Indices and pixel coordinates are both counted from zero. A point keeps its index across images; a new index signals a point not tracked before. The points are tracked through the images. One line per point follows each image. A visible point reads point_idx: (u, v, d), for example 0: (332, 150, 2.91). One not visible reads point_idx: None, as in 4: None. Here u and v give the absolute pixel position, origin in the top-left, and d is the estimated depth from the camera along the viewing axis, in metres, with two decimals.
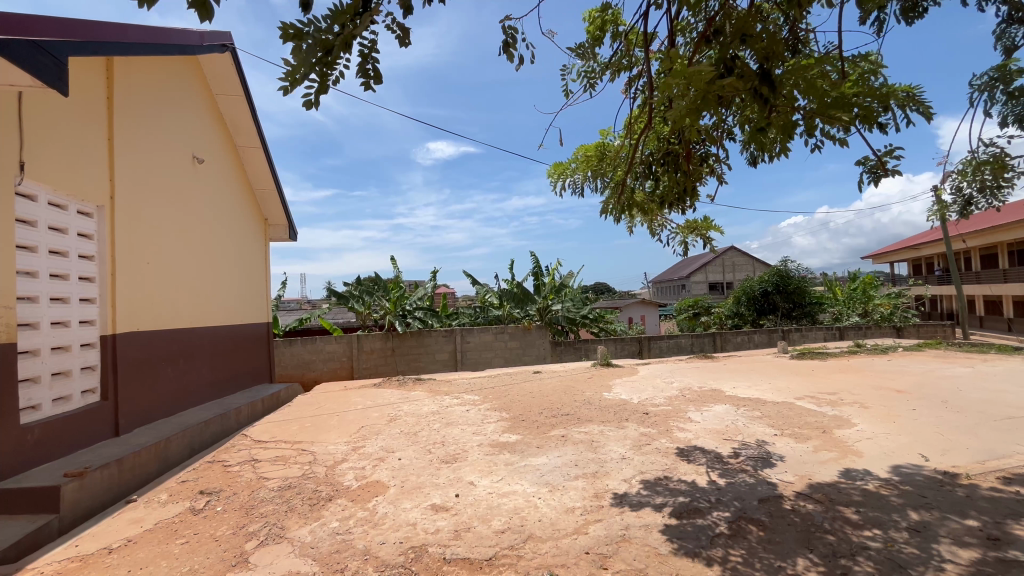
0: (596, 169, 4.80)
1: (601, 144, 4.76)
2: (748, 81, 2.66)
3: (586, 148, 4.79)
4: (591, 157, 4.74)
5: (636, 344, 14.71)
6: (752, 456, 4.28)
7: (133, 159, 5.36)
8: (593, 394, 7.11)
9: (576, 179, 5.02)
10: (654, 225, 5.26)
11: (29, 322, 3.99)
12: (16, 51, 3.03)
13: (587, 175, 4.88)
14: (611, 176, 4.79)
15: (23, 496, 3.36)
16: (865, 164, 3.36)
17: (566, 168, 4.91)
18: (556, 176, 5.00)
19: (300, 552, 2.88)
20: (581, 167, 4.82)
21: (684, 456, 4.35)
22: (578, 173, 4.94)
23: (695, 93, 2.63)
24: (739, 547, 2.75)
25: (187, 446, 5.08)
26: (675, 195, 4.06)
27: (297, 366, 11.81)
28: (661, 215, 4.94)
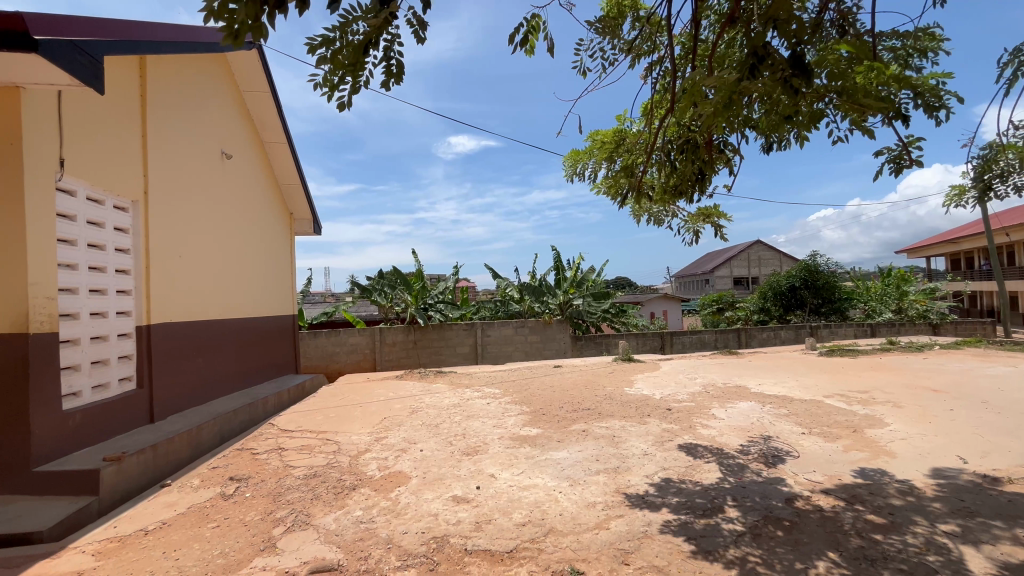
0: (613, 154, 4.68)
1: (618, 129, 4.66)
2: (776, 72, 2.56)
3: (602, 134, 4.68)
4: (607, 142, 4.67)
5: (657, 340, 14.50)
6: (764, 451, 4.26)
7: (165, 155, 5.50)
8: (614, 389, 7.05)
9: (591, 167, 4.94)
10: (663, 213, 5.17)
11: (70, 312, 4.14)
12: (52, 51, 3.19)
13: (603, 160, 4.80)
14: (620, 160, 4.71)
15: (65, 479, 3.52)
16: (889, 154, 3.39)
17: (581, 156, 4.85)
18: (570, 163, 4.94)
19: (325, 539, 2.95)
20: (597, 155, 4.76)
21: (686, 451, 4.30)
22: (592, 159, 4.86)
23: (723, 94, 2.64)
24: (759, 547, 2.70)
25: (217, 434, 5.24)
26: (689, 183, 4.08)
27: (320, 357, 12.05)
28: (670, 205, 4.90)
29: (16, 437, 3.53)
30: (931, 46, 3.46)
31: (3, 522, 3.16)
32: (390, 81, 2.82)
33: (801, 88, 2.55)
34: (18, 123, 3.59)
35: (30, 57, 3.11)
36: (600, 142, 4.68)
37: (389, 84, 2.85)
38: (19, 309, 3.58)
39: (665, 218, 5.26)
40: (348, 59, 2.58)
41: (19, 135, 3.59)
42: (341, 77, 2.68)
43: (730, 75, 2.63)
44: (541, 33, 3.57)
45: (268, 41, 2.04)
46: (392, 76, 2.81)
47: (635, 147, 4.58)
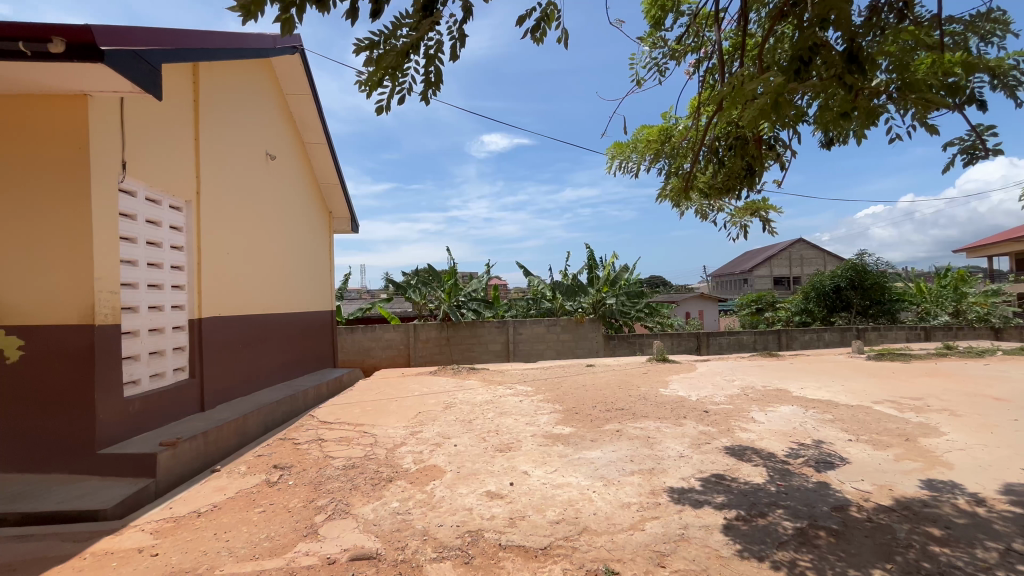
0: (658, 152, 4.69)
1: (664, 126, 4.66)
2: (830, 69, 2.50)
3: (648, 130, 4.70)
4: (654, 139, 4.65)
5: (693, 340, 14.18)
6: (809, 457, 4.10)
7: (215, 157, 5.77)
8: (648, 390, 6.93)
9: (633, 160, 4.94)
10: (708, 208, 5.06)
11: (131, 305, 4.42)
12: (117, 60, 3.41)
13: (647, 155, 4.80)
14: (670, 160, 4.69)
15: (125, 462, 3.76)
16: (960, 145, 3.18)
17: (625, 146, 4.83)
18: (613, 156, 4.92)
19: (364, 528, 3.03)
20: (641, 149, 4.78)
21: (725, 454, 4.19)
22: (637, 153, 4.87)
23: (768, 97, 2.56)
24: (809, 552, 2.63)
25: (261, 424, 5.47)
26: (737, 179, 4.00)
27: (357, 352, 12.39)
28: (715, 199, 4.78)
29: (83, 421, 3.79)
30: (1004, 24, 3.25)
31: (70, 500, 3.40)
32: (429, 90, 2.86)
33: (859, 82, 2.48)
34: (86, 129, 3.85)
35: (96, 65, 3.34)
36: (645, 138, 4.69)
37: (427, 93, 2.90)
38: (87, 303, 3.85)
39: (708, 214, 5.14)
40: (392, 64, 2.63)
41: (87, 140, 3.85)
42: (384, 82, 2.75)
43: (776, 77, 2.56)
44: (556, 23, 3.34)
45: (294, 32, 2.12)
46: (431, 85, 2.86)
47: (682, 144, 4.55)
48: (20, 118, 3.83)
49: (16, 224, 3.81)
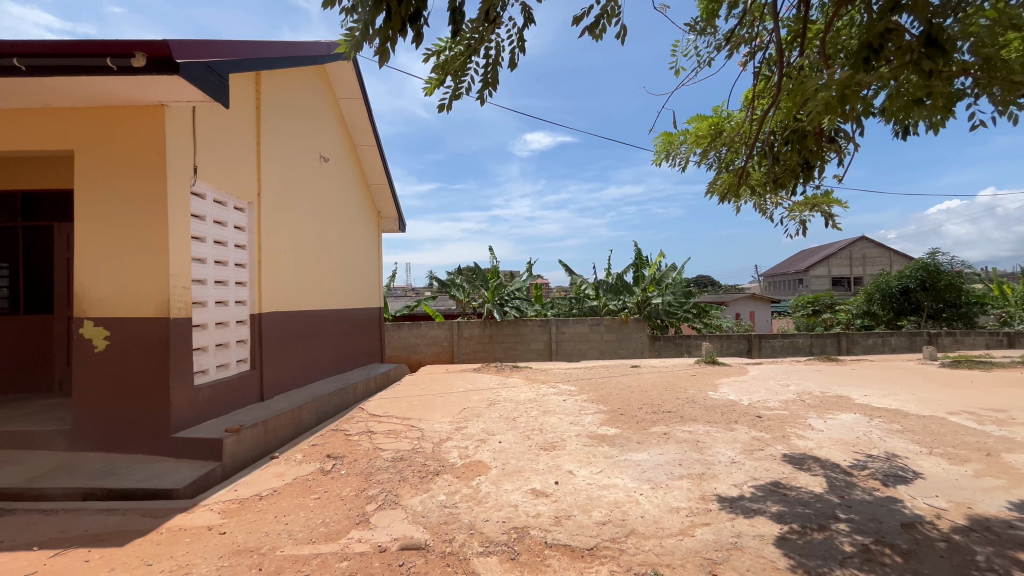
0: (709, 146, 4.52)
1: (716, 118, 4.50)
2: (904, 55, 2.36)
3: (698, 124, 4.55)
4: (703, 133, 4.51)
5: (744, 343, 13.61)
6: (875, 469, 3.85)
7: (274, 161, 6.09)
8: (696, 393, 6.73)
9: (682, 153, 4.79)
10: (764, 203, 4.84)
11: (201, 300, 4.74)
12: (191, 72, 3.67)
13: (695, 149, 4.65)
14: (721, 154, 4.54)
15: (195, 445, 4.05)
16: None
17: (674, 138, 4.69)
18: (660, 147, 4.78)
19: (413, 519, 3.12)
20: (690, 143, 4.63)
21: (781, 462, 4.01)
22: (685, 146, 4.72)
23: (834, 89, 2.45)
24: (875, 571, 2.47)
25: (314, 415, 5.73)
26: (796, 173, 3.81)
27: (403, 348, 12.74)
28: (771, 194, 4.57)
29: (159, 406, 4.09)
30: None
31: (148, 479, 3.69)
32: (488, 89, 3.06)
33: (937, 68, 2.32)
34: (162, 136, 4.16)
35: (173, 77, 3.61)
36: (694, 133, 4.55)
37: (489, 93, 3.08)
38: (163, 297, 4.16)
39: (763, 210, 4.93)
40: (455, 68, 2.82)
41: (163, 147, 4.16)
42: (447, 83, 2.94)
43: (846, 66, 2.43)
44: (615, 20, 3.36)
45: (390, 60, 2.54)
46: (490, 84, 3.05)
47: (734, 137, 4.38)
48: (106, 128, 4.17)
49: (103, 224, 4.17)
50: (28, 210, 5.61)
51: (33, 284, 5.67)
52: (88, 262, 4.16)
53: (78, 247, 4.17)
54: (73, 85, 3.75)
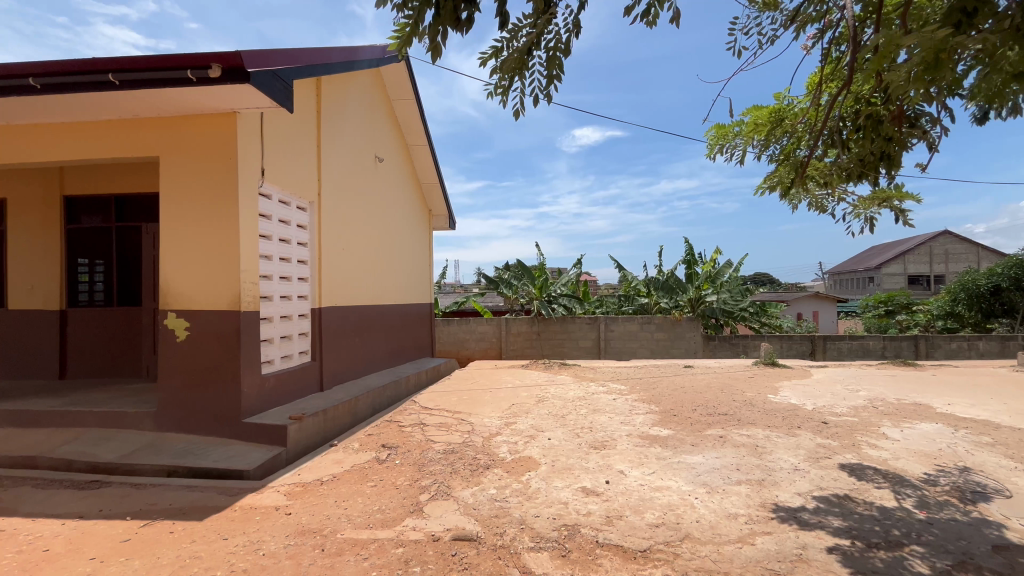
0: (767, 137, 4.25)
1: (777, 107, 4.23)
2: (1008, 20, 2.11)
3: (755, 113, 4.30)
4: (762, 122, 4.26)
5: (807, 344, 12.84)
6: (961, 485, 3.52)
7: (333, 162, 6.36)
8: (754, 395, 6.42)
9: (737, 146, 4.51)
10: (827, 199, 4.51)
11: (267, 295, 5.03)
12: (260, 80, 3.91)
13: (752, 140, 4.36)
14: (780, 145, 4.24)
15: (263, 431, 4.32)
16: None
17: (728, 130, 4.43)
18: (713, 140, 4.52)
19: (465, 511, 3.18)
20: (745, 134, 4.35)
21: (850, 472, 3.75)
22: (740, 138, 4.44)
23: (924, 53, 2.18)
24: None
25: (369, 406, 5.97)
26: (870, 163, 3.53)
27: (453, 343, 12.99)
28: (838, 188, 4.22)
29: (231, 393, 4.40)
30: None
31: (223, 459, 3.99)
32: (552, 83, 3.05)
33: None
34: (234, 141, 4.45)
35: (244, 85, 3.85)
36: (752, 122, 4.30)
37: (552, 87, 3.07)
38: (235, 291, 4.47)
39: (829, 204, 4.60)
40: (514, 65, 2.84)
41: (235, 151, 4.46)
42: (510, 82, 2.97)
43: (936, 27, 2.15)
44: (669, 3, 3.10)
45: (440, 56, 2.57)
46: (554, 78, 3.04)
47: (797, 126, 4.11)
48: (186, 134, 4.51)
49: (184, 224, 4.52)
50: (121, 211, 6.18)
51: (126, 279, 6.24)
52: (170, 259, 4.53)
53: (163, 245, 4.54)
54: (159, 96, 4.09)
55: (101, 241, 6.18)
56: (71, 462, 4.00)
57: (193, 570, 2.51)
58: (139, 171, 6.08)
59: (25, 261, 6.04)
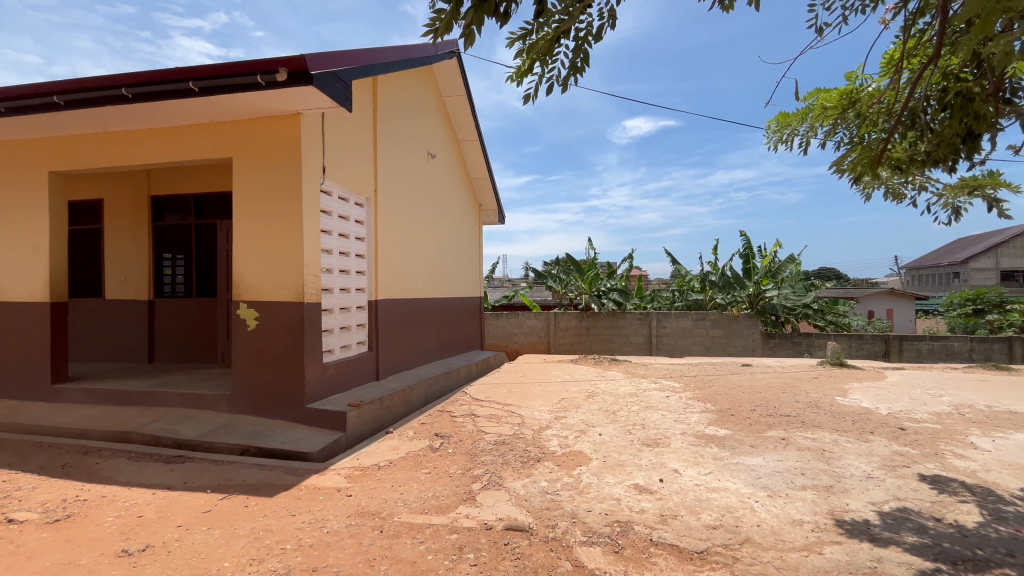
0: (837, 120, 3.91)
1: (850, 87, 3.89)
2: None
3: (823, 95, 3.96)
4: (831, 105, 3.91)
5: (880, 344, 11.93)
6: None
7: (388, 159, 6.56)
8: (820, 397, 6.05)
9: (802, 133, 4.22)
10: (904, 187, 4.16)
11: (328, 287, 5.28)
12: (322, 82, 4.09)
13: (820, 126, 4.05)
14: (852, 129, 3.92)
15: (325, 416, 4.56)
16: None
17: (792, 117, 4.17)
18: (776, 127, 4.27)
19: (516, 502, 3.22)
20: (813, 118, 4.05)
21: (930, 483, 3.46)
22: (806, 124, 4.14)
23: None
24: None
25: (422, 396, 6.15)
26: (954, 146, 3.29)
27: (501, 337, 13.12)
28: (922, 176, 3.84)
29: (296, 380, 4.67)
30: None
31: (289, 442, 4.25)
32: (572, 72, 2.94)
33: None
34: (298, 141, 4.70)
35: (308, 87, 4.05)
36: (819, 104, 3.97)
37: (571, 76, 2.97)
38: (300, 283, 4.72)
39: (908, 193, 4.22)
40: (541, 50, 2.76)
41: (299, 150, 4.70)
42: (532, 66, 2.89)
43: None
44: None
45: (474, 44, 2.43)
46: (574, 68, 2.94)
47: (872, 108, 3.76)
48: (255, 136, 4.80)
49: (254, 221, 4.82)
50: (199, 209, 6.68)
51: (203, 272, 6.73)
52: (242, 253, 4.85)
53: (235, 240, 4.86)
54: (232, 101, 4.37)
55: (183, 237, 6.71)
56: (159, 438, 4.40)
57: (265, 542, 2.69)
58: (215, 172, 6.54)
59: (121, 256, 6.71)
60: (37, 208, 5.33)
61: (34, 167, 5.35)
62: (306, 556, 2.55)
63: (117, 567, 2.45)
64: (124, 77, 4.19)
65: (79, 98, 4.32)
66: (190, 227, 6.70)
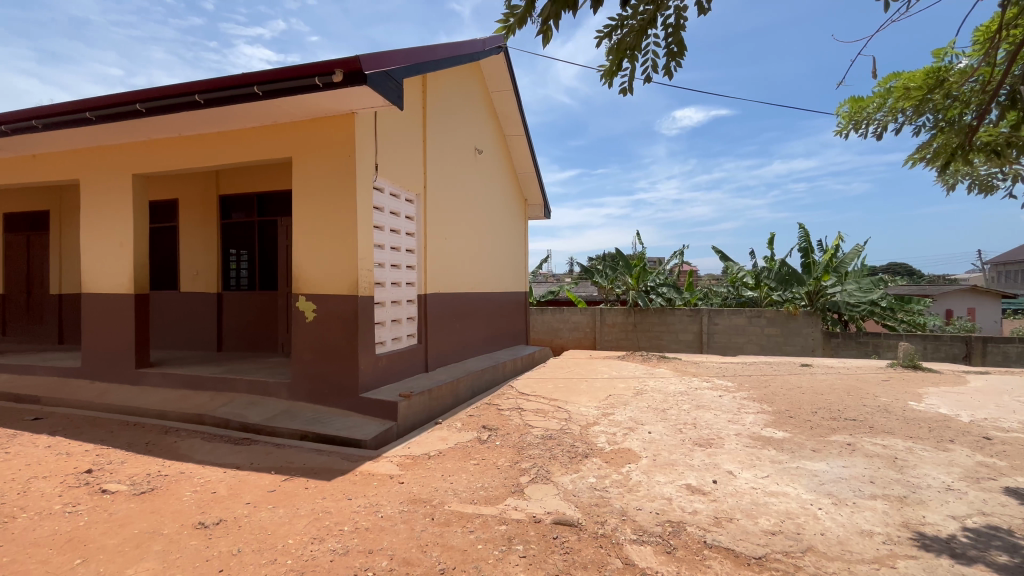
0: (921, 103, 3.58)
1: (938, 65, 3.52)
2: None
3: (905, 75, 3.61)
4: (914, 86, 3.56)
5: (960, 346, 10.96)
6: None
7: (437, 155, 6.67)
8: (890, 401, 5.64)
9: (879, 118, 3.90)
10: (996, 177, 3.79)
11: (381, 281, 5.44)
12: (376, 81, 4.21)
13: (900, 110, 3.71)
14: (937, 113, 3.58)
15: (377, 405, 4.72)
16: None
17: (866, 102, 3.88)
18: (848, 113, 3.99)
19: (565, 496, 3.21)
20: (890, 101, 3.73)
21: (1022, 499, 3.15)
22: (884, 108, 3.82)
23: None
24: None
25: (469, 389, 6.25)
26: None
27: (546, 332, 13.15)
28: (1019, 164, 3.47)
29: (351, 370, 4.86)
30: None
31: (344, 429, 4.43)
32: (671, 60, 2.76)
33: None
34: (352, 140, 4.87)
35: (362, 87, 4.18)
36: (901, 86, 3.62)
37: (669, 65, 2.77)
38: (354, 277, 4.91)
39: (1000, 185, 3.83)
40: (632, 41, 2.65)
41: (353, 149, 4.87)
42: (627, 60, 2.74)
43: None
44: None
45: (553, 40, 2.42)
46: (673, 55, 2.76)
47: (963, 89, 3.41)
48: (313, 136, 5.01)
49: (312, 217, 5.04)
50: (262, 207, 7.07)
51: (265, 266, 7.11)
52: (301, 248, 5.09)
53: (295, 235, 5.11)
54: (292, 103, 4.58)
55: (247, 234, 7.13)
56: (228, 421, 4.72)
57: (324, 522, 2.83)
58: (276, 171, 6.88)
59: (194, 251, 7.23)
60: (123, 208, 5.82)
61: (120, 170, 5.84)
62: (362, 538, 2.66)
63: (195, 537, 2.65)
64: (197, 84, 4.49)
65: (159, 105, 4.67)
66: (254, 224, 7.09)
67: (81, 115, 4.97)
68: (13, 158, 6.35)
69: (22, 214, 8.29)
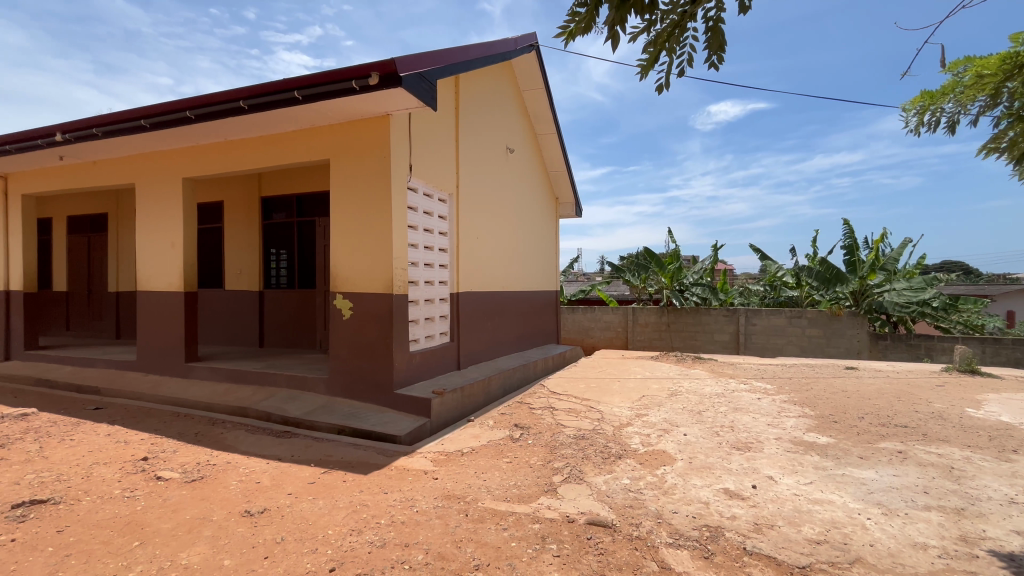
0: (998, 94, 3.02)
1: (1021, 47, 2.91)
2: None
3: (979, 62, 3.08)
4: (988, 74, 3.02)
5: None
6: None
7: (469, 155, 6.73)
8: (945, 408, 5.32)
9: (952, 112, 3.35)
10: None
11: (415, 280, 5.52)
12: (411, 83, 4.28)
13: (973, 101, 3.17)
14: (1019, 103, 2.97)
15: (411, 402, 4.81)
16: None
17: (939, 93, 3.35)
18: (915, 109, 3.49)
19: (598, 497, 3.18)
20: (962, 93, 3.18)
21: None
22: (955, 101, 3.29)
23: None
24: None
25: (501, 387, 6.28)
26: None
27: (577, 332, 13.09)
28: None
29: (385, 366, 4.96)
30: None
31: (380, 424, 4.54)
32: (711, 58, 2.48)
33: None
34: (387, 141, 4.96)
35: (398, 89, 4.26)
36: (974, 73, 3.08)
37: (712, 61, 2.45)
38: (389, 276, 5.01)
39: None
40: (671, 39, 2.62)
41: (388, 150, 4.97)
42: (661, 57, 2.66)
43: None
44: None
45: (619, 44, 2.39)
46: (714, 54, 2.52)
47: None
48: (350, 138, 5.14)
49: (349, 217, 5.17)
50: (301, 208, 7.30)
51: (304, 265, 7.34)
52: (338, 247, 5.23)
53: (333, 235, 5.26)
54: (331, 106, 4.72)
55: (287, 234, 7.38)
56: (270, 414, 4.92)
57: (362, 515, 2.90)
58: (314, 173, 7.10)
59: (238, 251, 7.54)
60: (174, 210, 6.13)
61: (170, 175, 6.15)
62: (399, 532, 2.71)
63: (242, 524, 2.77)
64: (242, 91, 4.68)
65: (207, 111, 4.89)
66: (293, 225, 7.34)
67: (136, 122, 5.27)
68: (76, 165, 6.79)
69: (84, 217, 8.86)
